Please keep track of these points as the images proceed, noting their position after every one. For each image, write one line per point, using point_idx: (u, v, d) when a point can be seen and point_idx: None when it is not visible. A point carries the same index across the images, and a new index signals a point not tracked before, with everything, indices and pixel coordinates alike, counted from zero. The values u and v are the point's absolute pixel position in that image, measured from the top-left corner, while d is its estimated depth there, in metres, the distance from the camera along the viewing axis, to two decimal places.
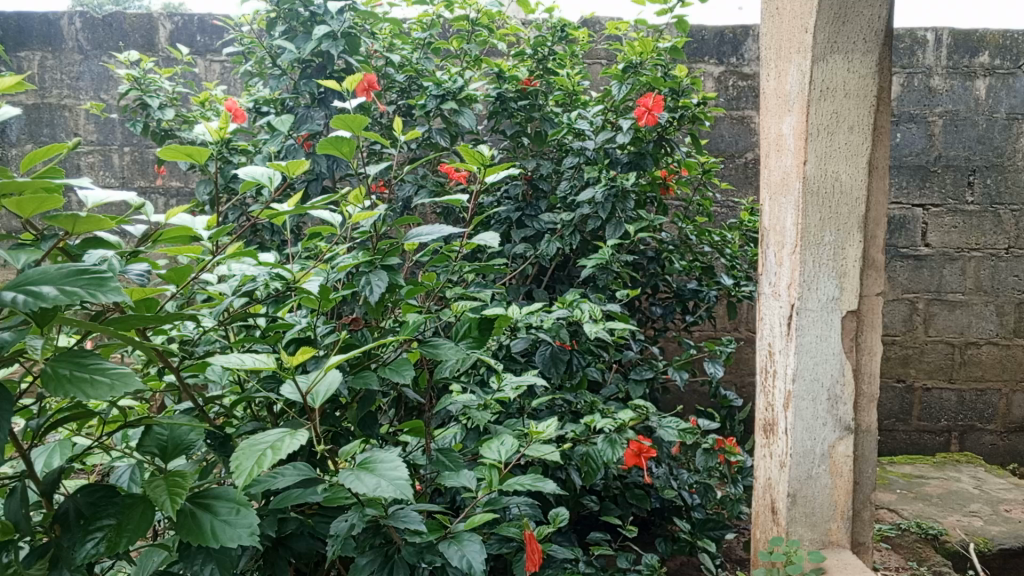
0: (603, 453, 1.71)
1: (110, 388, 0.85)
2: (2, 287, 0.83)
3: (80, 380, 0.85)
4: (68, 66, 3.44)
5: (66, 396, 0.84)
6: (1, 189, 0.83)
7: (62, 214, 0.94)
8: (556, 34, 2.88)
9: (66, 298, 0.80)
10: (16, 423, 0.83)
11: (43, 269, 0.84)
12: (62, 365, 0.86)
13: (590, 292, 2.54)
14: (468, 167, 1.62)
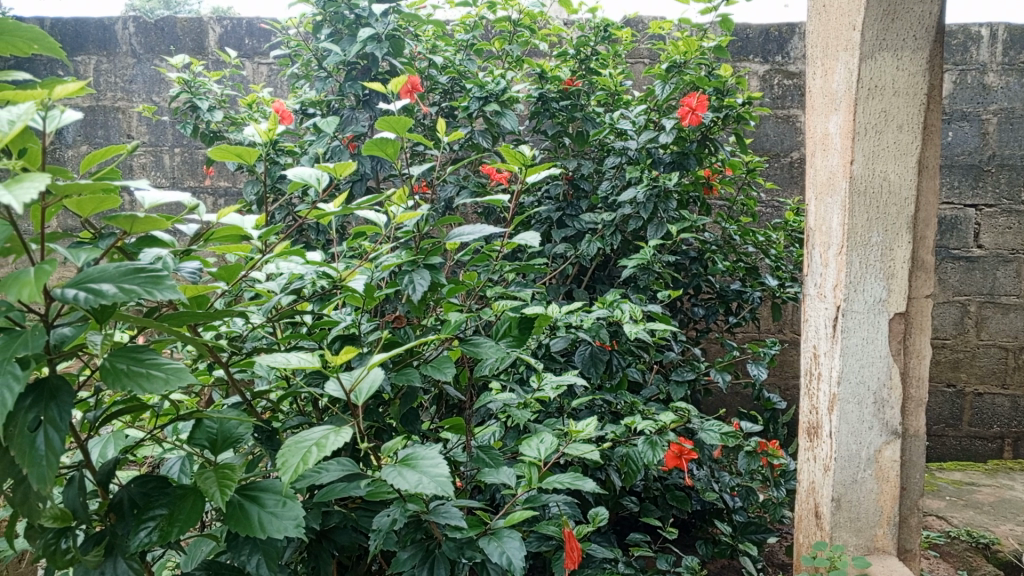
0: (643, 455, 1.71)
1: (165, 382, 0.88)
2: (64, 284, 0.86)
3: (137, 374, 0.88)
4: (121, 70, 3.53)
5: (124, 390, 0.87)
6: (64, 191, 0.86)
7: (121, 215, 0.97)
8: (599, 34, 2.88)
9: (124, 296, 0.83)
10: (76, 415, 0.86)
11: (102, 267, 0.87)
12: (120, 360, 0.89)
13: (631, 292, 2.53)
14: (510, 168, 1.63)
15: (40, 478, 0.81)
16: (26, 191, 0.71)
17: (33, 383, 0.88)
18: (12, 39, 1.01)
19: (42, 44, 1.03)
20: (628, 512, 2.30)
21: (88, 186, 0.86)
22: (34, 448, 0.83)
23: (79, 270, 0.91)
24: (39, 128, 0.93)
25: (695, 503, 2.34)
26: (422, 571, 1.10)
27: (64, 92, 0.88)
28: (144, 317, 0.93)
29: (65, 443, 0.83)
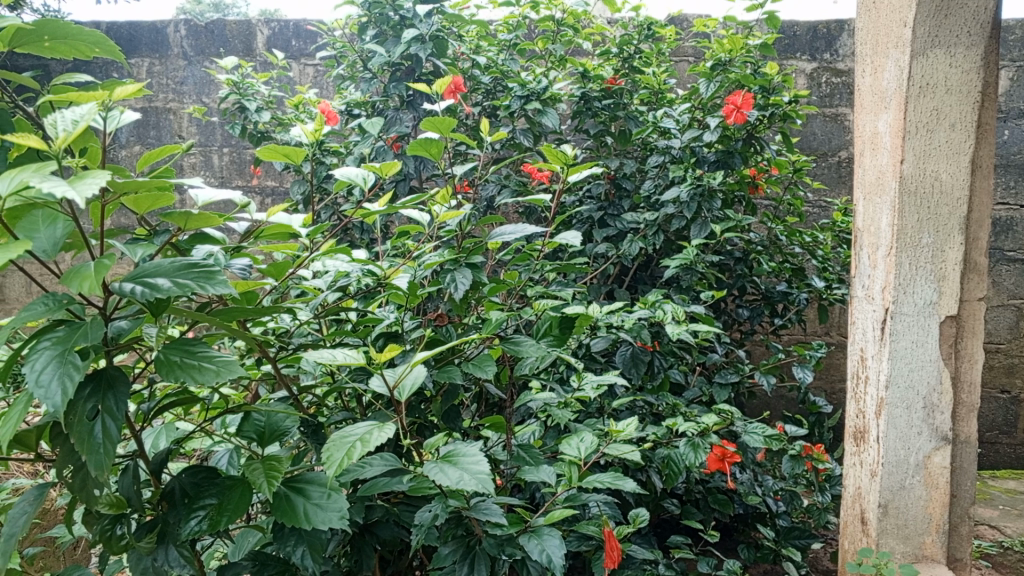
0: (685, 457, 1.69)
1: (216, 374, 0.89)
2: (121, 278, 0.88)
3: (189, 366, 0.90)
4: (173, 72, 3.62)
5: (177, 381, 0.89)
6: (121, 189, 0.89)
7: (176, 212, 1.00)
8: (642, 32, 2.86)
9: (178, 290, 0.85)
10: (132, 405, 0.89)
11: (157, 263, 0.90)
12: (173, 352, 0.92)
13: (673, 293, 2.51)
14: (552, 167, 1.62)
15: (98, 466, 0.85)
16: (88, 187, 0.74)
17: (92, 373, 0.91)
18: (74, 44, 1.05)
19: (102, 47, 1.06)
20: (668, 515, 2.29)
21: (145, 183, 0.89)
22: (93, 436, 0.86)
23: (136, 265, 0.94)
24: (99, 128, 0.97)
25: (737, 506, 2.32)
26: (463, 567, 1.11)
27: (124, 93, 0.91)
28: (197, 312, 0.95)
29: (120, 433, 0.86)
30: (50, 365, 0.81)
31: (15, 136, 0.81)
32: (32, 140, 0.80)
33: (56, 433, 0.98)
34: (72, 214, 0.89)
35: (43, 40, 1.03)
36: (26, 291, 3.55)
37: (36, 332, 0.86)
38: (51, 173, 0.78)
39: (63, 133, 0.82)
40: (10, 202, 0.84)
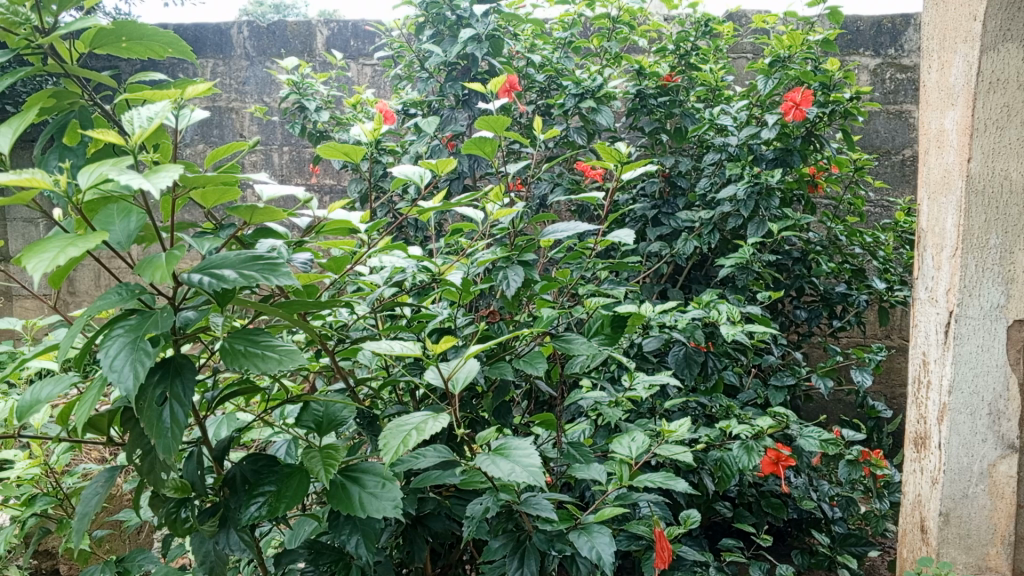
0: (738, 460, 1.67)
1: (278, 362, 0.92)
2: (190, 270, 0.91)
3: (253, 355, 0.93)
4: (236, 72, 3.72)
5: (241, 369, 0.92)
6: (191, 183, 0.92)
7: (242, 206, 1.03)
8: (699, 29, 2.83)
9: (244, 281, 0.88)
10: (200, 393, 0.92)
11: (224, 255, 0.93)
12: (238, 341, 0.95)
13: (729, 292, 2.48)
14: (606, 165, 1.61)
15: (166, 449, 0.87)
16: (162, 180, 0.77)
17: (161, 360, 0.94)
18: (149, 45, 1.09)
19: (175, 48, 1.10)
20: (720, 518, 2.26)
21: (214, 177, 0.92)
22: (161, 420, 0.89)
23: (203, 258, 0.97)
24: (171, 126, 1.00)
25: (792, 511, 2.27)
26: (513, 560, 1.12)
27: (195, 91, 0.95)
28: (261, 303, 0.98)
29: (188, 417, 0.88)
30: (123, 351, 0.84)
31: (95, 132, 0.85)
32: (110, 136, 0.83)
33: (127, 418, 1.02)
34: (145, 208, 0.92)
35: (120, 41, 1.07)
36: (96, 284, 3.69)
37: (109, 320, 0.90)
38: (127, 168, 0.82)
39: (140, 129, 0.85)
40: (89, 195, 0.88)
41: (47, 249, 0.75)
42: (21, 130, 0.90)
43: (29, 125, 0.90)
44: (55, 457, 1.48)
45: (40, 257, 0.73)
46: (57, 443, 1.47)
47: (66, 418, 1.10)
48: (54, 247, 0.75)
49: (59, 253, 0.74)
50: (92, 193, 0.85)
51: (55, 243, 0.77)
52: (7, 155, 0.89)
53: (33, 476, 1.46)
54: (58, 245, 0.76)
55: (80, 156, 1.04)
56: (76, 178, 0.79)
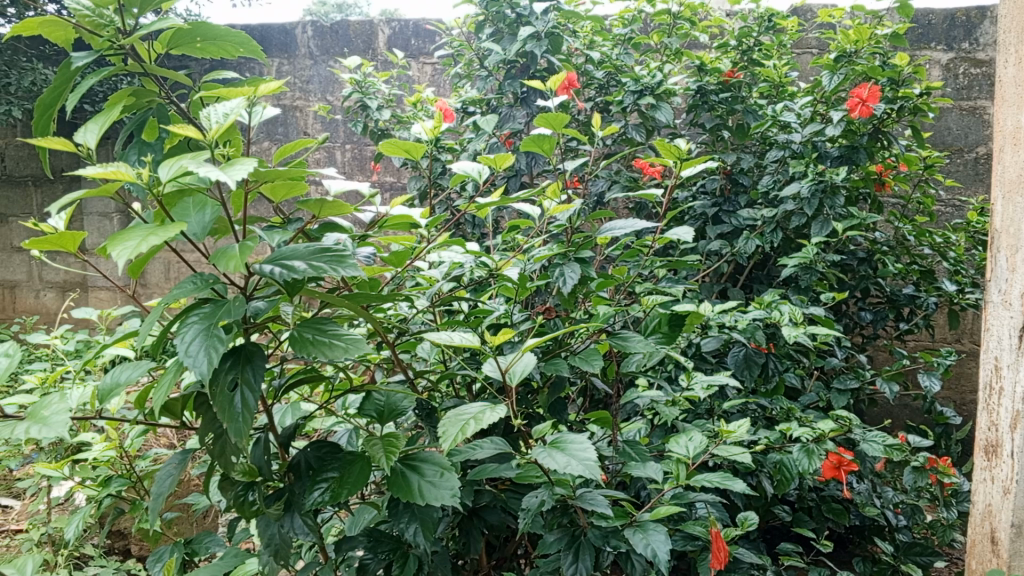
0: (798, 463, 1.64)
1: (345, 350, 0.94)
2: (261, 261, 0.94)
3: (321, 343, 0.95)
4: (301, 71, 3.80)
5: (309, 356, 0.94)
6: (265, 177, 0.95)
7: (311, 200, 1.07)
8: (762, 24, 2.79)
9: (313, 272, 0.90)
10: (268, 381, 0.95)
11: (294, 247, 0.95)
12: (307, 330, 0.97)
13: (791, 292, 2.42)
14: (665, 161, 1.59)
15: (237, 433, 0.90)
16: (237, 173, 0.80)
17: (232, 348, 0.97)
18: (222, 44, 1.13)
19: (246, 47, 1.14)
20: (779, 521, 2.21)
21: (286, 172, 0.95)
22: (232, 405, 0.92)
23: (274, 250, 1.00)
24: (244, 123, 1.03)
25: (854, 517, 2.21)
26: (567, 555, 1.12)
27: (268, 89, 0.97)
28: (328, 294, 1.00)
29: (257, 403, 0.91)
30: (198, 338, 0.87)
31: (176, 127, 0.88)
32: (190, 131, 0.87)
33: (200, 403, 1.06)
34: (220, 202, 0.95)
35: (195, 41, 1.11)
36: (166, 276, 3.83)
37: (184, 309, 0.93)
38: (204, 161, 0.85)
39: (217, 125, 0.89)
40: (169, 187, 0.91)
41: (130, 237, 0.79)
42: (107, 126, 0.94)
43: (113, 122, 0.95)
44: (129, 442, 1.53)
45: (123, 245, 0.77)
46: (131, 427, 1.51)
47: (142, 402, 1.13)
48: (137, 236, 0.79)
49: (142, 241, 0.78)
50: (171, 185, 0.88)
51: (138, 232, 0.80)
52: (94, 149, 0.94)
53: (108, 459, 1.52)
54: (140, 234, 0.79)
55: (159, 150, 1.09)
56: (157, 171, 0.83)
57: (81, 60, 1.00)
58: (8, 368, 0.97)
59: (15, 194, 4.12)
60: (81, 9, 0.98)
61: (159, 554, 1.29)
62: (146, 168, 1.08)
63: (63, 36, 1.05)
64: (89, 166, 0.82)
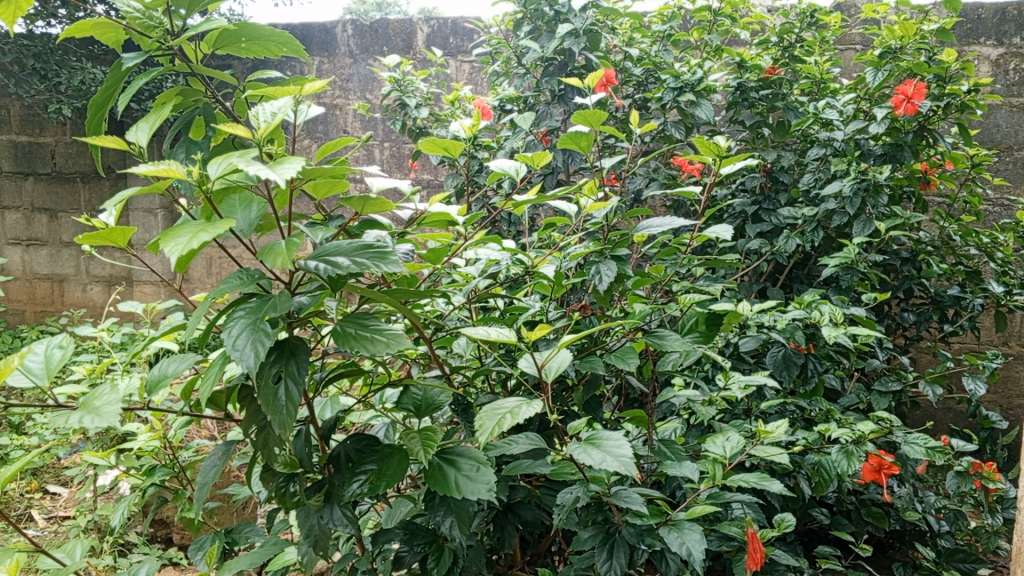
0: (837, 464, 1.61)
1: (386, 345, 0.95)
2: (305, 257, 0.96)
3: (363, 338, 0.96)
4: (341, 69, 3.84)
5: (351, 350, 0.96)
6: (309, 175, 0.97)
7: (355, 197, 1.09)
8: (805, 20, 2.75)
9: (356, 268, 0.91)
10: (312, 374, 0.96)
11: (337, 244, 0.97)
12: (349, 325, 0.99)
13: (832, 292, 2.38)
14: (704, 159, 1.57)
15: (281, 425, 0.92)
16: (285, 172, 0.81)
17: (276, 342, 0.99)
18: (266, 44, 1.14)
19: (290, 47, 1.16)
20: (817, 524, 2.18)
21: (330, 170, 0.97)
22: (277, 398, 0.94)
23: (317, 246, 1.02)
24: (289, 122, 1.05)
25: (894, 521, 2.17)
26: (601, 552, 1.12)
27: (313, 89, 0.99)
28: (369, 288, 1.02)
29: (301, 396, 0.93)
30: (244, 332, 0.89)
31: (227, 126, 0.90)
32: (239, 129, 0.89)
33: (245, 395, 1.08)
34: (266, 199, 0.97)
35: (240, 41, 1.13)
36: (208, 272, 3.91)
37: (230, 303, 0.95)
38: (252, 159, 0.87)
39: (265, 124, 0.90)
40: (218, 184, 0.93)
41: (181, 234, 0.81)
42: (158, 125, 0.97)
43: (164, 120, 0.97)
44: (172, 432, 1.56)
45: (175, 241, 0.79)
46: (175, 418, 1.54)
47: (188, 394, 1.16)
48: (187, 232, 0.81)
49: (192, 238, 0.79)
50: (219, 181, 0.90)
51: (188, 228, 0.82)
52: (146, 147, 0.96)
53: (152, 448, 1.55)
54: (191, 231, 0.81)
55: (206, 148, 1.11)
56: (206, 169, 0.85)
57: (131, 60, 1.02)
58: (62, 359, 1.01)
59: (64, 190, 4.22)
60: (132, 11, 1.02)
61: (201, 542, 1.32)
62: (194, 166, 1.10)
63: (114, 37, 1.08)
64: (142, 164, 0.85)
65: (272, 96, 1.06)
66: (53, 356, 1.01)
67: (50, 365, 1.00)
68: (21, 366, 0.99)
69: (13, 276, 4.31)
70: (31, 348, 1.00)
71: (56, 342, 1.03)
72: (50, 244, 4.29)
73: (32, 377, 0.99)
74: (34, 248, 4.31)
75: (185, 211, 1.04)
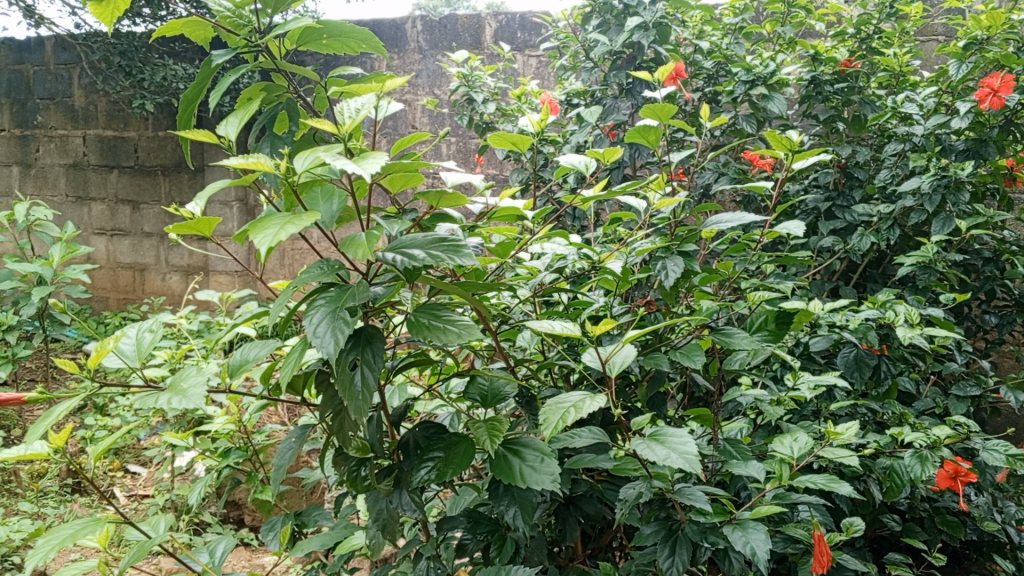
0: (910, 469, 1.56)
1: (458, 335, 0.97)
2: (382, 249, 0.98)
3: (436, 328, 0.98)
4: (410, 65, 3.89)
5: (424, 340, 0.98)
6: (387, 169, 0.98)
7: (431, 191, 1.11)
8: (884, 11, 2.68)
9: (431, 260, 0.93)
10: (387, 362, 0.99)
11: (413, 237, 0.99)
12: (422, 316, 1.00)
13: (908, 293, 2.31)
14: (776, 153, 1.54)
15: (357, 410, 0.95)
16: (370, 168, 0.84)
17: (353, 331, 1.02)
18: (346, 41, 1.17)
19: (369, 43, 1.18)
20: (888, 531, 2.11)
21: (407, 165, 0.99)
22: (353, 384, 0.96)
23: (393, 239, 1.04)
24: (370, 117, 1.07)
25: (970, 531, 2.08)
26: (664, 548, 1.11)
27: (395, 85, 1.02)
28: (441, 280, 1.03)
29: (376, 382, 0.95)
30: (324, 320, 0.92)
31: (313, 121, 0.94)
32: (324, 125, 0.91)
33: (321, 381, 1.11)
34: (346, 192, 1.00)
35: (322, 38, 1.16)
36: (281, 263, 4.03)
37: (311, 292, 0.98)
38: (337, 154, 0.90)
39: (350, 120, 0.93)
40: (303, 178, 0.97)
41: (270, 225, 0.84)
42: (246, 120, 1.01)
43: (252, 115, 1.01)
44: (247, 416, 1.61)
45: (264, 232, 0.82)
46: (250, 403, 1.59)
47: (267, 379, 1.20)
48: (275, 224, 0.84)
49: (280, 229, 0.82)
50: (302, 174, 0.93)
51: (275, 220, 0.85)
52: (234, 141, 1.00)
53: (228, 431, 1.61)
54: (279, 222, 0.84)
55: (289, 143, 1.14)
56: (292, 163, 0.88)
57: (221, 57, 1.06)
58: (151, 342, 1.05)
59: (146, 182, 4.39)
60: (223, 10, 1.06)
61: (271, 524, 1.36)
62: (278, 159, 1.14)
63: (202, 34, 1.12)
64: (233, 158, 0.88)
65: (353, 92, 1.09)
66: (143, 340, 1.06)
67: (141, 348, 1.05)
68: (115, 348, 1.05)
69: (99, 264, 4.52)
70: (125, 332, 1.05)
71: (147, 327, 1.08)
72: (132, 234, 4.47)
73: (125, 358, 1.04)
74: (118, 238, 4.50)
75: (268, 202, 1.08)
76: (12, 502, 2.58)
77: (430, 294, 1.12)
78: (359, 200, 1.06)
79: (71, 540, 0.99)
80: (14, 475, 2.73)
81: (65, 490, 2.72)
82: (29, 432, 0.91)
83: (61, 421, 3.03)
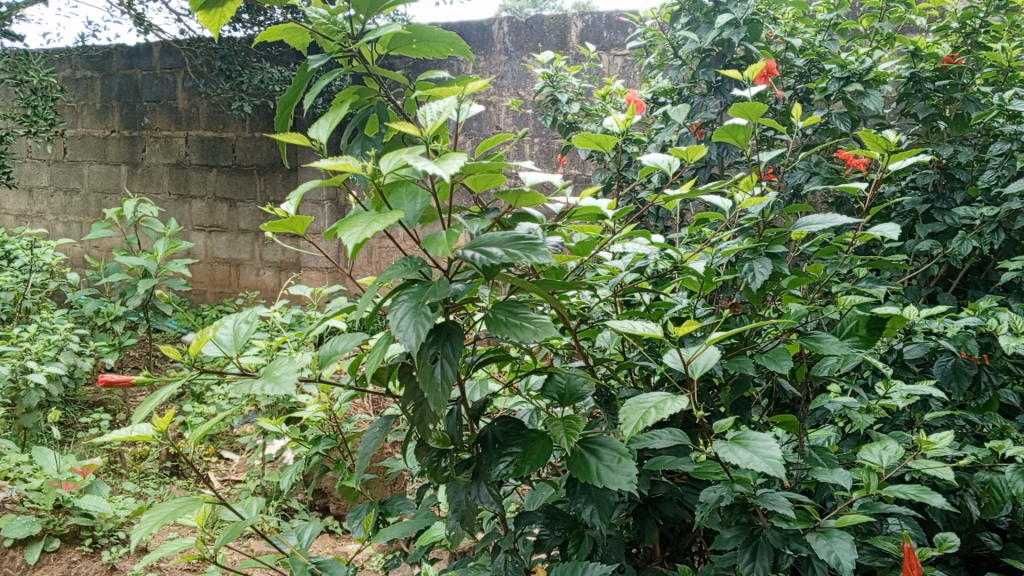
0: (1012, 484, 1.49)
1: (534, 332, 0.98)
2: (462, 247, 1.00)
3: (513, 324, 0.99)
4: (496, 66, 3.93)
5: (502, 336, 0.99)
6: (467, 170, 1.00)
7: (511, 191, 1.12)
8: (992, 4, 2.55)
9: (508, 258, 0.94)
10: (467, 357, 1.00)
11: (491, 235, 1.00)
12: (500, 313, 1.02)
13: (1013, 300, 2.19)
14: (870, 153, 1.48)
15: (437, 402, 0.97)
16: (452, 168, 0.86)
17: (434, 326, 1.04)
18: (434, 45, 1.19)
19: (456, 48, 1.20)
20: (987, 550, 2.01)
21: (488, 165, 1.00)
22: (434, 377, 0.99)
23: (473, 238, 1.06)
24: (452, 119, 1.08)
25: None
26: (744, 553, 1.10)
27: (477, 88, 1.03)
28: (519, 278, 1.04)
29: (455, 376, 0.97)
30: (407, 314, 0.94)
31: (398, 124, 0.96)
32: (409, 126, 0.94)
33: (405, 373, 1.14)
34: (430, 192, 1.02)
35: (411, 43, 1.19)
36: (369, 261, 4.15)
37: (395, 288, 1.01)
38: (419, 156, 0.92)
39: (432, 122, 0.96)
40: (389, 178, 0.99)
41: (356, 223, 0.87)
42: (337, 123, 1.04)
43: (342, 119, 1.04)
44: (337, 406, 1.66)
45: (352, 228, 0.85)
46: (341, 393, 1.65)
47: (354, 370, 1.24)
48: (361, 221, 0.87)
49: (366, 226, 0.85)
50: (389, 175, 0.96)
51: (362, 218, 0.88)
52: (325, 142, 1.04)
53: (319, 420, 1.67)
54: (364, 221, 0.87)
55: (379, 145, 1.18)
56: (379, 165, 0.91)
57: (316, 62, 1.10)
58: (248, 332, 1.10)
59: (242, 181, 4.57)
60: (319, 17, 1.11)
61: (357, 511, 1.40)
62: (367, 160, 1.18)
63: (301, 41, 1.17)
64: (323, 160, 0.92)
65: (437, 94, 1.11)
66: (240, 329, 1.11)
67: (238, 337, 1.10)
68: (214, 337, 1.10)
69: (198, 259, 4.74)
70: (223, 321, 1.10)
71: (243, 317, 1.13)
72: (229, 230, 4.67)
73: (223, 347, 1.09)
74: (216, 234, 4.71)
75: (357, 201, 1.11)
76: (118, 480, 2.75)
77: (511, 293, 1.14)
78: (442, 200, 1.09)
79: (172, 518, 1.04)
80: (119, 456, 2.90)
81: (165, 472, 2.87)
82: (135, 413, 0.96)
83: (163, 407, 3.21)
